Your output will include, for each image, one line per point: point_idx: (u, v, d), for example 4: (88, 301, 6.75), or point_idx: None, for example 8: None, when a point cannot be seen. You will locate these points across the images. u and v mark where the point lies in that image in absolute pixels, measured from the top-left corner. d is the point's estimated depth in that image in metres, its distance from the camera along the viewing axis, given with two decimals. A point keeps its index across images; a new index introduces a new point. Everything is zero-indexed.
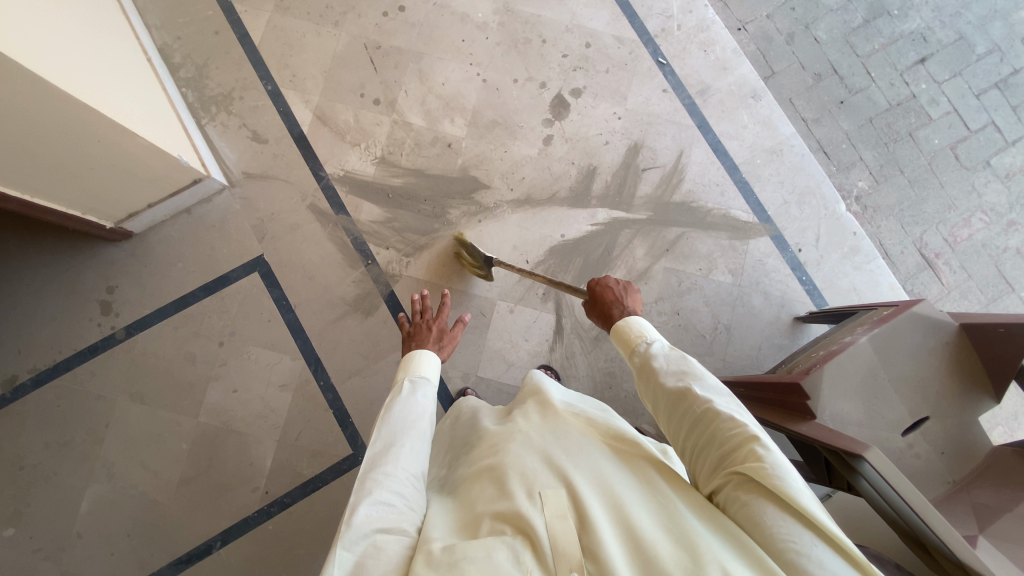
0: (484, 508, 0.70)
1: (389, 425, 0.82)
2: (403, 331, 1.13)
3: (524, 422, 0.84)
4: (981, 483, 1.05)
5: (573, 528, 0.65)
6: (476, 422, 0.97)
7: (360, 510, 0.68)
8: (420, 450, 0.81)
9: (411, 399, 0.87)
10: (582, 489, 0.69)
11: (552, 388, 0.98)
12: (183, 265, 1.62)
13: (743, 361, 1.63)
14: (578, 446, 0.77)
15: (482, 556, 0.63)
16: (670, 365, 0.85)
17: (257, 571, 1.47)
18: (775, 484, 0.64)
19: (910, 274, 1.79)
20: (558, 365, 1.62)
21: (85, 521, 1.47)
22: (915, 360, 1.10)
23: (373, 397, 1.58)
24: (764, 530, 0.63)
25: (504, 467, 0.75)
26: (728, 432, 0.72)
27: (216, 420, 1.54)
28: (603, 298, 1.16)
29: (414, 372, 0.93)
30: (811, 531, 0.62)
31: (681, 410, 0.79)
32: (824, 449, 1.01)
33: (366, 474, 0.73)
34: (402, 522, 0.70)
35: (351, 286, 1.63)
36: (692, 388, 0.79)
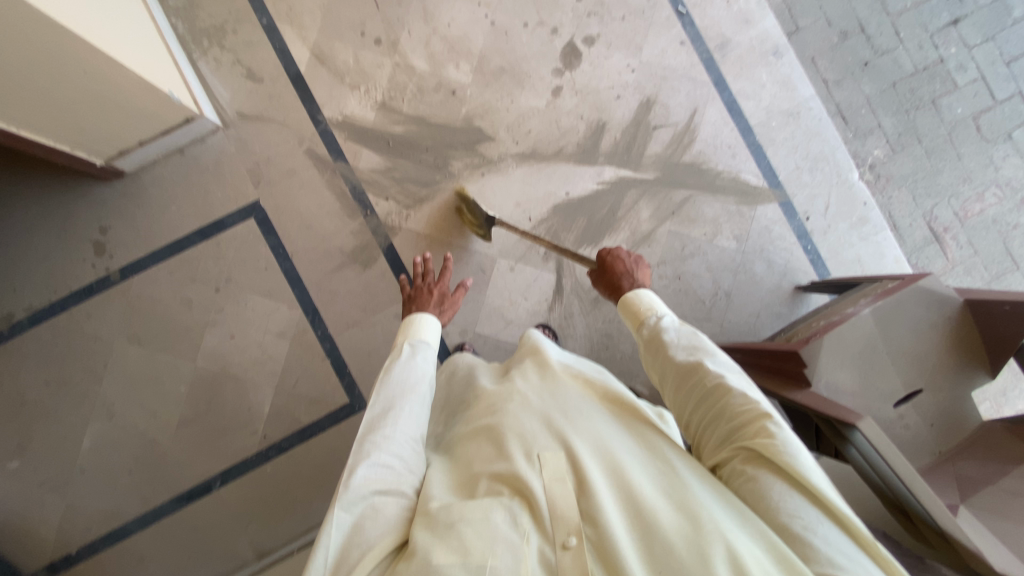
0: (480, 469, 0.71)
1: (388, 387, 0.81)
2: (403, 295, 1.11)
3: (522, 382, 0.83)
4: (967, 456, 1.07)
5: (572, 492, 0.66)
6: (475, 382, 0.95)
7: (358, 471, 0.69)
8: (419, 411, 0.81)
9: (410, 362, 0.87)
10: (581, 453, 0.69)
11: (551, 348, 0.98)
12: (178, 208, 1.59)
13: (741, 329, 1.63)
14: (577, 410, 0.77)
15: (479, 517, 0.63)
16: (678, 339, 0.85)
17: (255, 510, 1.52)
18: (786, 461, 0.67)
19: (916, 247, 1.75)
20: (556, 325, 1.61)
21: (87, 457, 1.50)
22: (915, 334, 1.10)
23: (371, 349, 1.58)
24: (769, 504, 0.66)
25: (502, 428, 0.74)
26: (738, 408, 0.74)
27: (214, 365, 1.55)
28: (614, 270, 1.13)
29: (413, 337, 0.94)
30: (817, 507, 0.65)
31: (688, 384, 0.80)
32: (816, 417, 1.03)
33: (364, 437, 0.74)
34: (400, 483, 0.71)
35: (349, 237, 1.60)
36: (704, 361, 0.80)
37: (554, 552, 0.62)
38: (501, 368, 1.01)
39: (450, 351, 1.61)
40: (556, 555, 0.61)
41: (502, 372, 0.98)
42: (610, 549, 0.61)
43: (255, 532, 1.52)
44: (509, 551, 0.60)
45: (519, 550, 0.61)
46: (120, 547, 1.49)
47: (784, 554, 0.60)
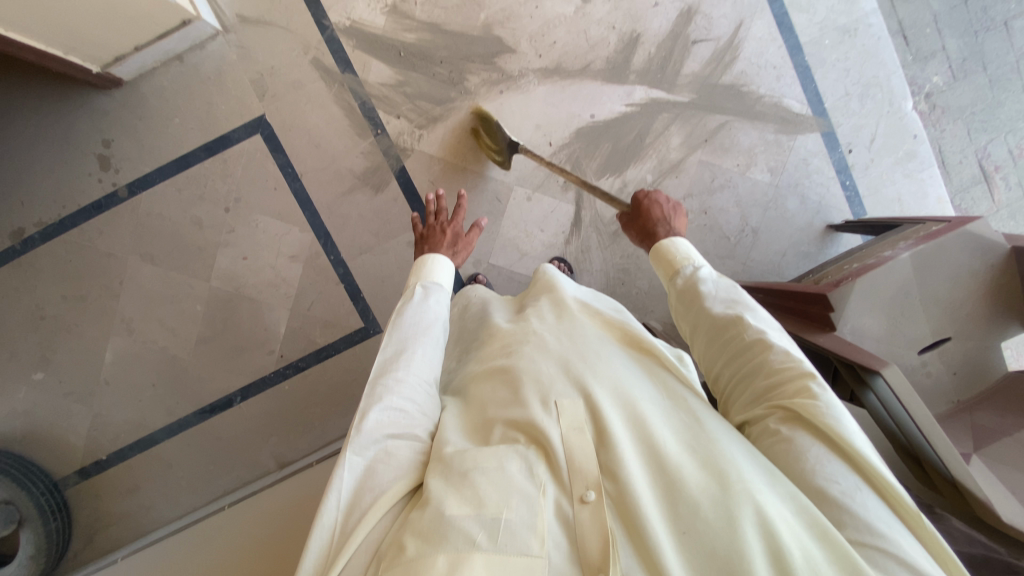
0: (495, 413, 0.69)
1: (400, 329, 0.80)
2: (415, 234, 1.07)
3: (539, 322, 0.81)
4: (986, 406, 1.06)
5: (590, 443, 0.63)
6: (490, 320, 0.92)
7: (369, 415, 0.68)
8: (432, 354, 0.79)
9: (423, 304, 0.85)
10: (602, 403, 0.66)
11: (567, 283, 0.95)
12: (181, 121, 1.51)
13: (765, 268, 1.57)
14: (600, 358, 0.73)
15: (493, 466, 0.62)
16: (715, 293, 0.83)
17: (276, 424, 1.59)
18: (828, 424, 0.64)
19: (962, 187, 1.60)
20: (573, 258, 1.57)
21: (111, 370, 1.56)
22: (953, 281, 1.04)
23: (384, 275, 1.56)
24: (805, 466, 0.63)
25: (518, 374, 0.72)
26: (777, 366, 0.71)
27: (228, 286, 1.55)
28: (649, 214, 1.08)
29: (426, 278, 0.91)
30: (857, 473, 0.62)
31: (724, 339, 0.77)
32: (837, 361, 1.00)
33: (376, 380, 0.72)
34: (414, 427, 0.70)
35: (359, 157, 1.53)
36: (744, 317, 0.77)
37: (571, 505, 0.60)
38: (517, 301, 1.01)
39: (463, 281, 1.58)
40: (573, 509, 0.59)
41: (517, 310, 0.95)
42: (630, 504, 0.58)
43: (277, 444, 1.60)
44: (524, 503, 0.59)
45: (535, 501, 0.59)
46: (151, 453, 1.58)
47: (815, 517, 0.57)
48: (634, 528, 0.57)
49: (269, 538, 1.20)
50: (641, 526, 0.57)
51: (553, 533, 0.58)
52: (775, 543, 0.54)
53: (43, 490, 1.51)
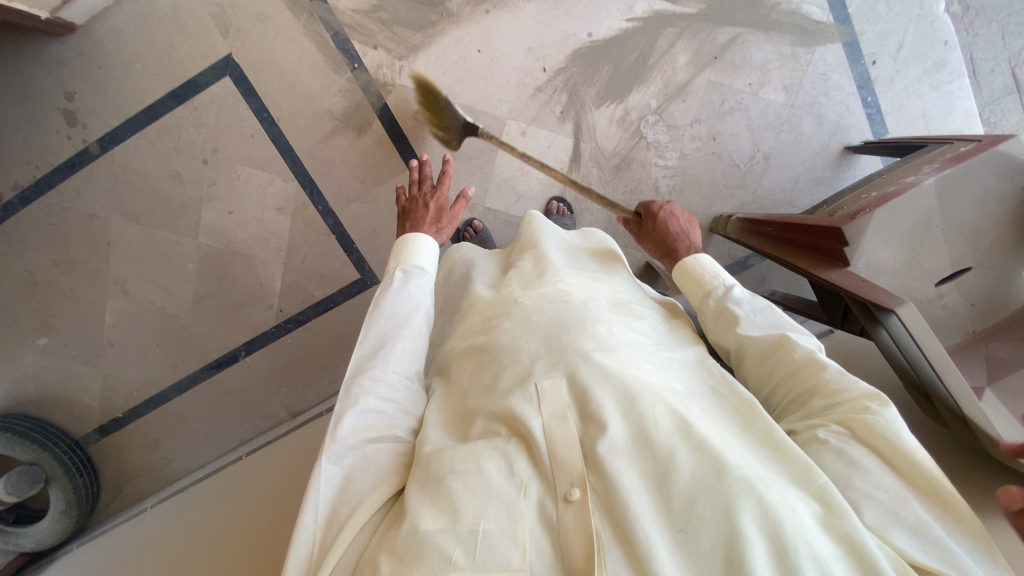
0: (473, 405, 0.67)
1: (379, 322, 0.78)
2: (399, 208, 1.05)
3: (520, 293, 0.80)
4: (1002, 337, 1.02)
5: (573, 435, 0.60)
6: (470, 289, 0.90)
7: (345, 422, 0.66)
8: (414, 347, 0.77)
9: (403, 292, 0.83)
10: (588, 388, 0.63)
11: (552, 237, 0.96)
12: (143, 67, 1.39)
13: (775, 197, 1.48)
14: (588, 332, 0.70)
15: (470, 468, 0.59)
16: (752, 317, 0.81)
17: (282, 376, 1.61)
18: (884, 439, 0.61)
19: (992, 98, 1.46)
20: (572, 197, 1.49)
21: (114, 331, 1.56)
22: (979, 207, 0.97)
23: (376, 224, 1.51)
24: (851, 474, 0.60)
25: (501, 360, 0.69)
26: (831, 384, 0.68)
27: (217, 242, 1.50)
28: (667, 228, 1.06)
29: (406, 261, 0.89)
30: (908, 486, 0.59)
31: (767, 355, 0.76)
32: (848, 298, 0.96)
33: (353, 380, 0.70)
34: (394, 427, 0.69)
35: (338, 96, 1.42)
36: (790, 336, 0.74)
37: (556, 505, 0.56)
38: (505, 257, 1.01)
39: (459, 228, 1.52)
40: (557, 510, 0.56)
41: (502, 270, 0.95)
42: (616, 500, 0.55)
43: (286, 395, 1.62)
44: (503, 510, 0.55)
45: (516, 506, 0.55)
46: (165, 409, 1.62)
47: (833, 500, 0.55)
48: (625, 528, 0.54)
49: (285, 488, 1.24)
50: (630, 522, 0.53)
51: (535, 539, 0.54)
52: (780, 536, 0.51)
53: (66, 448, 1.55)
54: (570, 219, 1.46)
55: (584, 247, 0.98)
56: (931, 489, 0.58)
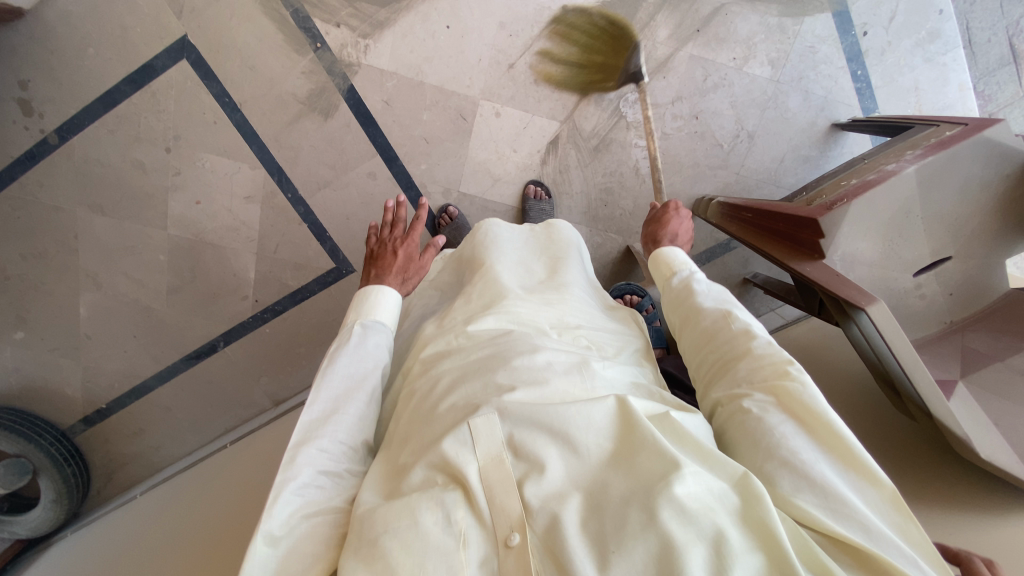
0: (406, 460, 0.68)
1: (329, 383, 0.77)
2: (367, 249, 1.00)
3: (461, 337, 0.82)
4: (980, 327, 1.00)
5: (509, 476, 0.60)
6: (421, 326, 0.93)
7: (281, 499, 0.65)
8: (362, 411, 0.78)
9: (361, 347, 0.83)
10: (518, 427, 0.64)
11: (505, 251, 1.01)
12: (96, 51, 1.33)
13: (759, 177, 1.43)
14: (524, 367, 0.72)
15: (407, 524, 0.57)
16: (706, 293, 0.82)
17: (261, 367, 1.58)
18: (802, 403, 0.62)
19: (988, 70, 1.40)
20: (551, 180, 1.44)
21: (90, 325, 1.51)
22: (962, 195, 0.93)
23: (348, 211, 1.46)
24: (771, 440, 0.60)
25: (437, 411, 0.71)
26: (758, 352, 0.69)
27: (187, 233, 1.46)
28: (666, 223, 1.02)
29: (366, 315, 0.88)
30: (825, 449, 0.59)
31: (710, 332, 0.77)
32: (824, 293, 0.93)
33: (296, 449, 0.70)
34: (329, 501, 0.69)
35: (302, 78, 1.36)
36: (731, 313, 0.76)
37: (497, 554, 0.56)
38: (463, 262, 1.07)
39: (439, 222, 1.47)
40: (499, 557, 0.56)
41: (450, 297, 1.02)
42: (554, 537, 0.55)
43: (269, 384, 1.59)
44: (442, 565, 0.54)
45: (454, 559, 0.55)
46: (148, 401, 1.57)
47: (754, 488, 0.55)
48: (561, 559, 0.54)
49: (266, 480, 1.22)
50: (566, 552, 0.54)
51: None
52: (705, 539, 0.52)
53: (53, 440, 1.48)
54: (548, 203, 1.41)
55: (535, 265, 1.01)
56: (844, 450, 0.58)
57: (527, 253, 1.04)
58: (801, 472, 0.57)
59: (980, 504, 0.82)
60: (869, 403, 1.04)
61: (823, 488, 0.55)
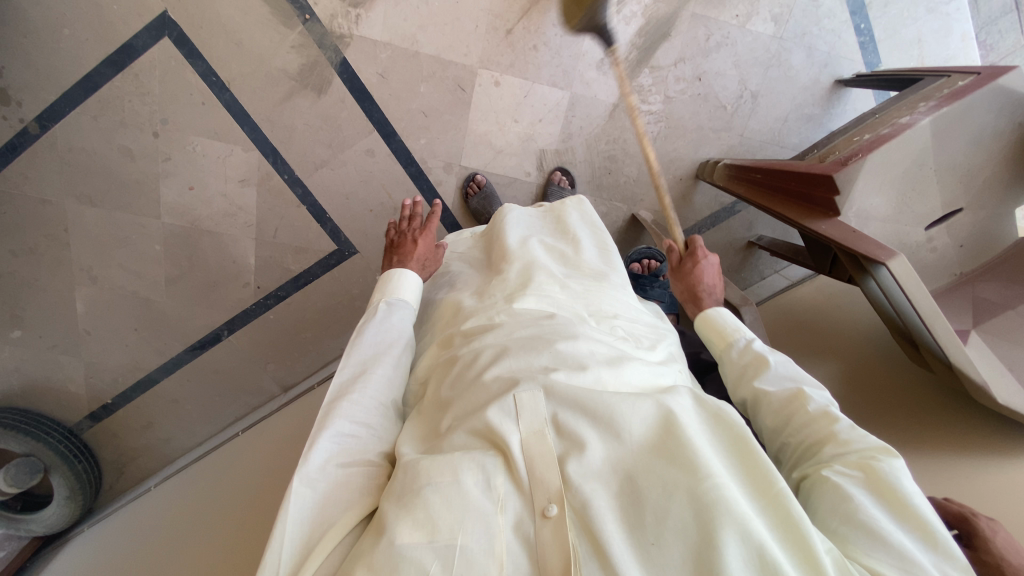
0: (448, 424, 0.68)
1: (359, 349, 0.80)
2: (386, 240, 1.02)
3: (498, 304, 0.84)
4: (990, 277, 1.01)
5: (550, 451, 0.60)
6: (451, 293, 0.95)
7: (318, 445, 0.67)
8: (391, 376, 0.79)
9: (386, 322, 0.86)
10: (562, 407, 0.65)
11: (530, 237, 1.01)
12: (72, 33, 1.26)
13: (763, 138, 1.42)
14: (568, 350, 0.72)
15: (447, 481, 0.58)
16: (778, 364, 0.80)
17: (268, 354, 1.55)
18: (886, 482, 0.59)
19: (989, 19, 1.39)
20: (554, 151, 1.42)
21: (89, 320, 1.47)
22: (974, 146, 0.93)
23: (348, 191, 1.42)
24: (846, 508, 0.58)
25: (480, 380, 0.70)
26: (840, 432, 0.67)
27: (182, 220, 1.42)
28: (696, 278, 0.99)
29: (390, 294, 0.91)
30: (905, 520, 0.56)
31: (784, 406, 0.74)
32: (838, 249, 0.93)
33: (332, 403, 0.72)
34: (365, 451, 0.70)
35: (291, 53, 1.31)
36: (804, 388, 0.75)
37: (533, 521, 0.56)
38: (484, 248, 1.07)
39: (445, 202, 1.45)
40: (535, 526, 0.56)
41: (484, 274, 0.97)
42: (589, 518, 0.55)
43: (276, 370, 1.57)
44: (481, 526, 0.55)
45: (493, 521, 0.56)
46: (155, 392, 1.55)
47: (786, 504, 0.55)
48: (597, 541, 0.54)
49: (288, 464, 1.23)
50: (602, 536, 0.54)
51: (513, 554, 0.54)
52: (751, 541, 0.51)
53: (60, 437, 1.46)
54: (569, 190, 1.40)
55: (567, 251, 1.00)
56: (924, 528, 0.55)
57: (551, 237, 1.04)
58: (875, 535, 0.55)
59: (1001, 450, 0.83)
60: (883, 358, 1.06)
61: (897, 548, 0.53)
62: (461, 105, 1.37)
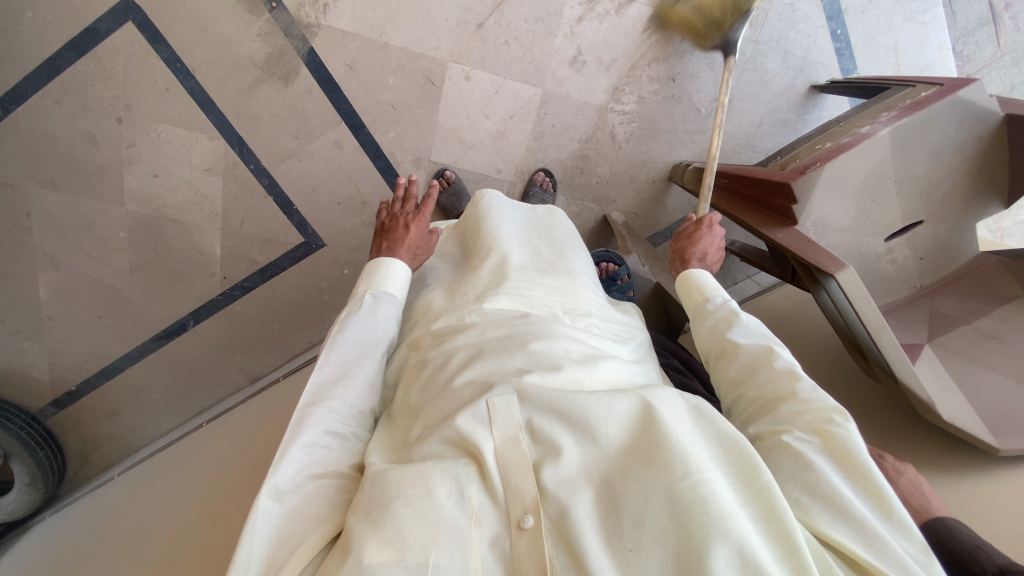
0: (419, 433, 0.66)
1: (339, 348, 0.77)
2: (377, 221, 0.98)
3: (467, 301, 0.82)
4: (947, 291, 1.01)
5: (525, 459, 0.59)
6: (426, 294, 0.91)
7: (289, 456, 0.65)
8: (370, 378, 0.77)
9: (370, 318, 0.82)
10: (536, 411, 0.63)
11: (505, 224, 0.98)
12: (34, 14, 1.23)
13: (737, 142, 1.41)
14: (542, 351, 0.71)
15: (419, 493, 0.56)
16: (746, 323, 0.79)
17: (234, 345, 1.54)
18: (844, 447, 0.58)
19: (967, 29, 1.38)
20: (526, 149, 1.40)
21: (51, 306, 1.45)
22: (934, 158, 0.92)
23: (315, 183, 1.41)
24: (802, 469, 0.57)
25: (451, 386, 0.68)
26: (802, 392, 0.66)
27: (146, 208, 1.40)
28: (696, 241, 0.97)
29: (376, 285, 0.87)
30: (857, 483, 0.56)
31: (749, 364, 0.73)
32: (795, 259, 0.92)
33: (306, 407, 0.70)
34: (336, 464, 0.68)
35: (258, 41, 1.28)
36: (773, 348, 0.73)
37: (509, 534, 0.55)
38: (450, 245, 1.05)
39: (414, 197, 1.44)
40: (511, 539, 0.55)
41: (458, 271, 0.95)
42: (568, 524, 0.54)
43: (242, 362, 1.55)
44: (454, 541, 0.53)
45: (467, 536, 0.54)
46: (119, 381, 1.53)
47: (772, 498, 0.53)
48: (574, 547, 0.53)
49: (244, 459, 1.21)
50: (580, 542, 0.52)
51: (488, 570, 0.53)
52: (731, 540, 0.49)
53: (22, 424, 1.44)
54: (552, 196, 1.40)
55: (542, 245, 0.97)
56: (876, 495, 0.55)
57: (529, 230, 1.01)
58: (831, 501, 0.54)
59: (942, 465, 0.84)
60: (840, 369, 1.06)
61: (859, 522, 0.52)
62: (431, 100, 1.35)
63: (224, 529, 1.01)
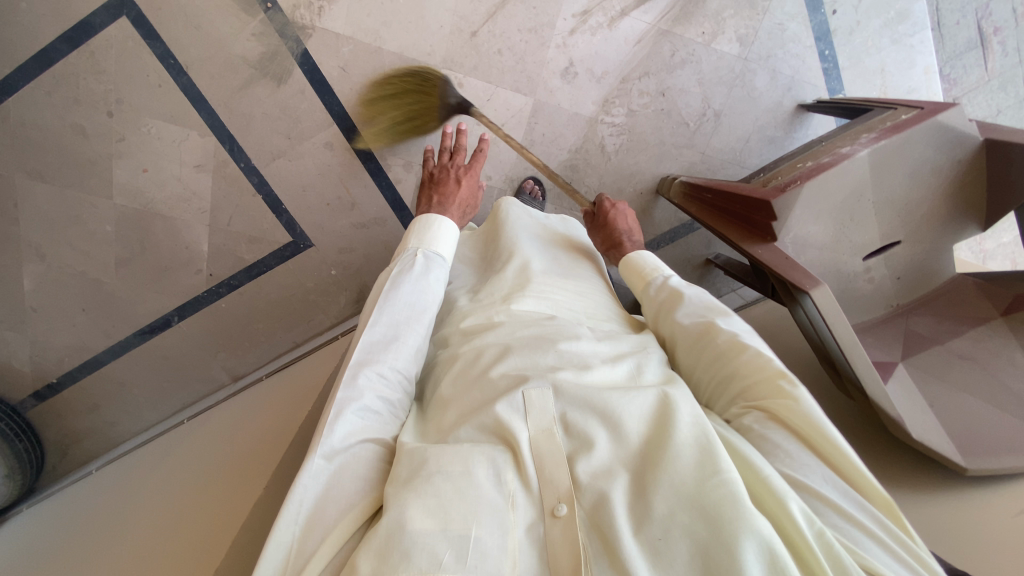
0: (452, 421, 0.67)
1: (391, 308, 0.78)
2: (428, 175, 1.05)
3: (499, 305, 0.83)
4: (923, 311, 1.02)
5: (560, 450, 0.59)
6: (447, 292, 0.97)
7: (342, 418, 0.65)
8: (418, 345, 0.78)
9: (422, 279, 0.83)
10: (571, 406, 0.63)
11: (519, 229, 1.01)
12: (28, 5, 1.23)
13: (725, 157, 1.43)
14: (572, 351, 0.72)
15: (459, 470, 0.57)
16: (689, 299, 0.84)
17: (217, 342, 1.53)
18: (800, 418, 0.62)
19: (955, 54, 1.42)
20: (516, 157, 1.42)
21: (35, 298, 1.44)
22: (913, 180, 0.94)
23: (305, 183, 1.41)
24: (772, 450, 0.62)
25: (487, 376, 0.69)
26: (752, 365, 0.70)
27: (134, 202, 1.40)
28: (614, 224, 1.07)
29: (427, 244, 0.88)
30: (817, 456, 0.61)
31: (699, 344, 0.78)
32: (773, 275, 0.93)
33: (359, 366, 0.71)
34: (383, 431, 0.68)
35: (252, 41, 1.29)
36: (715, 322, 0.77)
37: (543, 521, 0.55)
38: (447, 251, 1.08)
39: (404, 200, 1.46)
40: (545, 526, 0.55)
41: (481, 275, 0.98)
42: (603, 516, 0.54)
43: (226, 359, 1.55)
44: (493, 519, 0.53)
45: (505, 516, 0.54)
46: (101, 375, 1.52)
47: (784, 504, 0.53)
48: (608, 537, 0.53)
49: None
50: (613, 532, 0.52)
51: (523, 553, 0.52)
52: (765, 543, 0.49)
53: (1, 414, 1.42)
54: (541, 203, 1.41)
55: (562, 254, 1.00)
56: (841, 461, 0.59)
57: (543, 236, 1.04)
58: (828, 498, 0.56)
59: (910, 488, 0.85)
60: (817, 384, 1.07)
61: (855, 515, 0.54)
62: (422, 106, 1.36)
63: (199, 525, 1.00)
